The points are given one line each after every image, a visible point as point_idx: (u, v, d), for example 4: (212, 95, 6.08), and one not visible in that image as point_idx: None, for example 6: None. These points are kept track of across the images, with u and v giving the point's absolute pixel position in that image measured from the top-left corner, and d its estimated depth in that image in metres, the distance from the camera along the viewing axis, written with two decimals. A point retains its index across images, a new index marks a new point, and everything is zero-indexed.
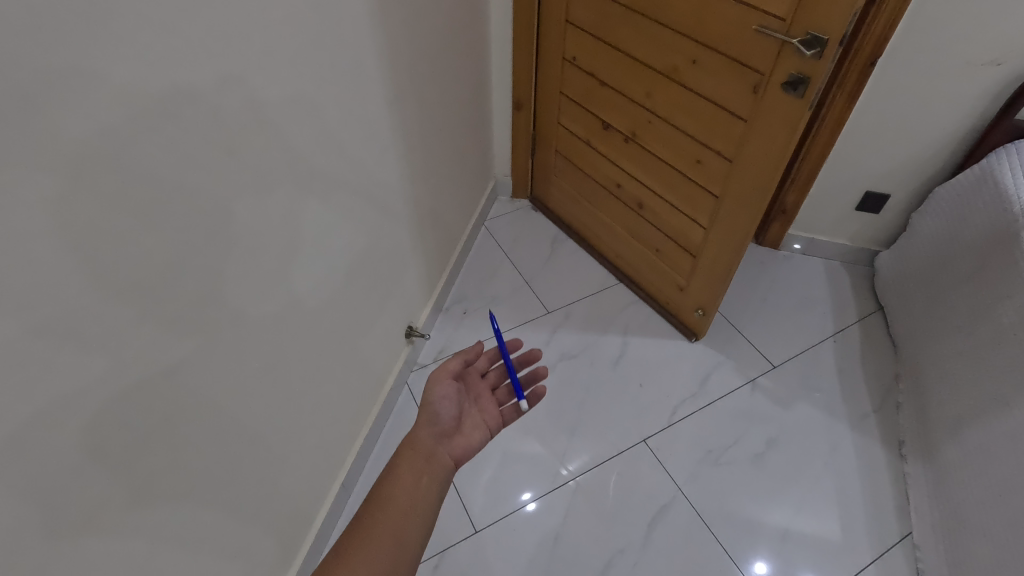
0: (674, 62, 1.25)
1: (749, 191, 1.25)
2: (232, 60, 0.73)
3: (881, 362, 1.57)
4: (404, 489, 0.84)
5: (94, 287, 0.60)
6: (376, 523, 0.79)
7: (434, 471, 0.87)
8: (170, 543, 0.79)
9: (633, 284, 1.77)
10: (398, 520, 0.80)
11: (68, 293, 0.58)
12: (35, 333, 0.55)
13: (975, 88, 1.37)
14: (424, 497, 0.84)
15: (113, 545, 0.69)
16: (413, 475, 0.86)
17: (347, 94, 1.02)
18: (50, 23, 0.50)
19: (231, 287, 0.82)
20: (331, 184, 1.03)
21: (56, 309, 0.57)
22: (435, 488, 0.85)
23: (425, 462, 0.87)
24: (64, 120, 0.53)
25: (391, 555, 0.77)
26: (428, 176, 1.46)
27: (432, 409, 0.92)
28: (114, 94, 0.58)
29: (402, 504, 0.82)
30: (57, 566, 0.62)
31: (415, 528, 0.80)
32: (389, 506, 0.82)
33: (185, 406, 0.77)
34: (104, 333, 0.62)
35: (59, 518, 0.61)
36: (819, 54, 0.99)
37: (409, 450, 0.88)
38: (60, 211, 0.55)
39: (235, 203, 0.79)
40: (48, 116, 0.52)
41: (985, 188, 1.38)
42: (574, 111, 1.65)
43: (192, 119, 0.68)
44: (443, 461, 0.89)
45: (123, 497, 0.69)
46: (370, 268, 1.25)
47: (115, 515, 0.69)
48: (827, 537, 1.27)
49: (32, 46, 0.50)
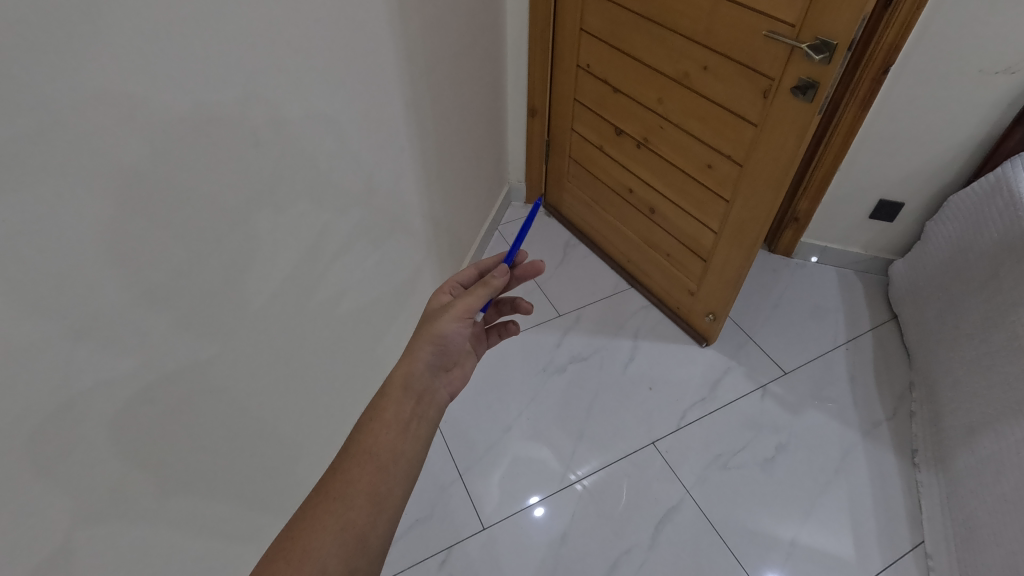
0: (685, 68, 1.28)
1: (759, 195, 1.25)
2: (256, 60, 0.77)
3: (894, 371, 1.56)
4: (387, 436, 0.78)
5: (108, 277, 0.62)
6: (349, 476, 0.73)
7: (423, 412, 0.83)
8: (184, 524, 0.81)
9: (645, 289, 1.78)
10: (375, 471, 0.74)
11: (80, 281, 0.59)
12: (46, 319, 0.57)
13: (990, 96, 1.37)
14: (408, 447, 0.78)
15: (134, 520, 0.72)
16: (396, 426, 0.79)
17: (366, 94, 1.05)
18: (83, 23, 0.54)
19: (256, 280, 0.86)
20: (351, 183, 1.06)
21: (73, 291, 0.59)
22: (421, 436, 0.80)
23: (414, 406, 0.81)
24: (99, 114, 0.57)
25: (366, 502, 0.72)
26: (444, 176, 1.49)
27: (442, 339, 0.83)
28: (128, 90, 0.60)
29: (380, 458, 0.76)
30: (74, 539, 0.65)
31: (395, 482, 0.75)
32: (364, 464, 0.74)
33: (207, 392, 0.80)
34: (114, 324, 0.64)
35: (67, 502, 0.63)
36: (829, 58, 1.00)
37: (398, 393, 0.81)
38: (96, 197, 0.59)
39: (260, 196, 0.83)
40: (83, 110, 0.56)
41: (1000, 195, 1.37)
42: (587, 117, 1.68)
43: (218, 114, 0.72)
44: (435, 399, 0.86)
45: (144, 472, 0.72)
46: (387, 267, 1.28)
47: (139, 493, 0.72)
48: (836, 546, 1.25)
49: (54, 46, 0.52)
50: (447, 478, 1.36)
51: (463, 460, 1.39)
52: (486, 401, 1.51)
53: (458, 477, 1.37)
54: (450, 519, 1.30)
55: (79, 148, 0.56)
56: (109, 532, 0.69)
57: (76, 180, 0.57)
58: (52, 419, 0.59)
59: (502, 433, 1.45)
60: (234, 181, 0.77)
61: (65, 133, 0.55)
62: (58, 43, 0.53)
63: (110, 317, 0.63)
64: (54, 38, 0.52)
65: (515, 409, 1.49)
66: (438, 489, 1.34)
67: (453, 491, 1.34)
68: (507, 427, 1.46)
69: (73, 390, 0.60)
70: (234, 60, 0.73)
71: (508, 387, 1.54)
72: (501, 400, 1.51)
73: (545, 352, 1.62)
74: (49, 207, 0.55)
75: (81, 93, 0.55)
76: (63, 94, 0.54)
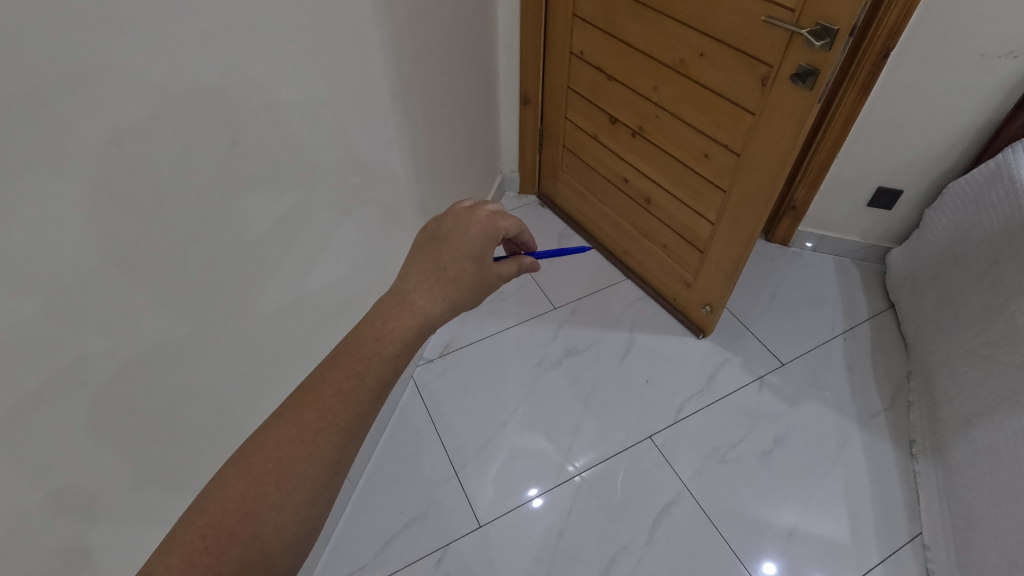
0: (681, 55, 1.24)
1: (757, 185, 1.23)
2: (237, 52, 0.73)
3: (892, 361, 1.55)
4: None
5: (73, 283, 0.59)
6: (332, 390, 0.60)
7: None
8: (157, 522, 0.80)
9: (641, 280, 1.76)
10: (359, 402, 0.60)
11: (46, 290, 0.57)
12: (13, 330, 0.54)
13: (990, 81, 1.34)
14: None
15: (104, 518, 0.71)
16: (396, 341, 0.64)
17: (354, 83, 1.01)
18: (50, 24, 0.51)
19: (236, 281, 0.83)
20: (338, 177, 1.03)
21: (38, 301, 0.56)
22: None
23: None
24: (70, 120, 0.55)
25: (349, 426, 0.59)
26: (434, 168, 1.45)
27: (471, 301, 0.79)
28: (96, 90, 0.57)
29: (371, 380, 0.61)
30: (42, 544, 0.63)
31: None
32: (354, 387, 0.60)
33: (183, 392, 0.78)
34: (87, 331, 0.62)
35: (37, 507, 0.61)
36: (829, 45, 0.97)
37: None
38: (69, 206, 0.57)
39: (241, 194, 0.80)
40: (54, 116, 0.53)
41: (1000, 182, 1.35)
42: (581, 106, 1.64)
43: (197, 112, 0.69)
44: None
45: (115, 473, 0.71)
46: (375, 260, 1.25)
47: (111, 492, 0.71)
48: (835, 537, 1.25)
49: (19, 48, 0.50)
50: (442, 475, 1.35)
51: (458, 457, 1.38)
52: (481, 396, 1.49)
53: (454, 474, 1.35)
54: (445, 517, 1.29)
55: (43, 151, 0.53)
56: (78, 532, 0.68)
57: (36, 184, 0.53)
58: (20, 430, 0.57)
59: (498, 428, 1.43)
60: (212, 178, 0.74)
61: (27, 136, 0.52)
62: (16, 38, 0.49)
63: (78, 325, 0.61)
64: (12, 34, 0.49)
65: (511, 403, 1.48)
66: (434, 486, 1.33)
67: (449, 488, 1.33)
68: (502, 421, 1.44)
69: (37, 404, 0.58)
70: (212, 52, 0.69)
71: (504, 381, 1.52)
72: (497, 395, 1.49)
73: (541, 345, 1.60)
74: (10, 217, 0.52)
75: (45, 92, 0.52)
76: (24, 92, 0.51)
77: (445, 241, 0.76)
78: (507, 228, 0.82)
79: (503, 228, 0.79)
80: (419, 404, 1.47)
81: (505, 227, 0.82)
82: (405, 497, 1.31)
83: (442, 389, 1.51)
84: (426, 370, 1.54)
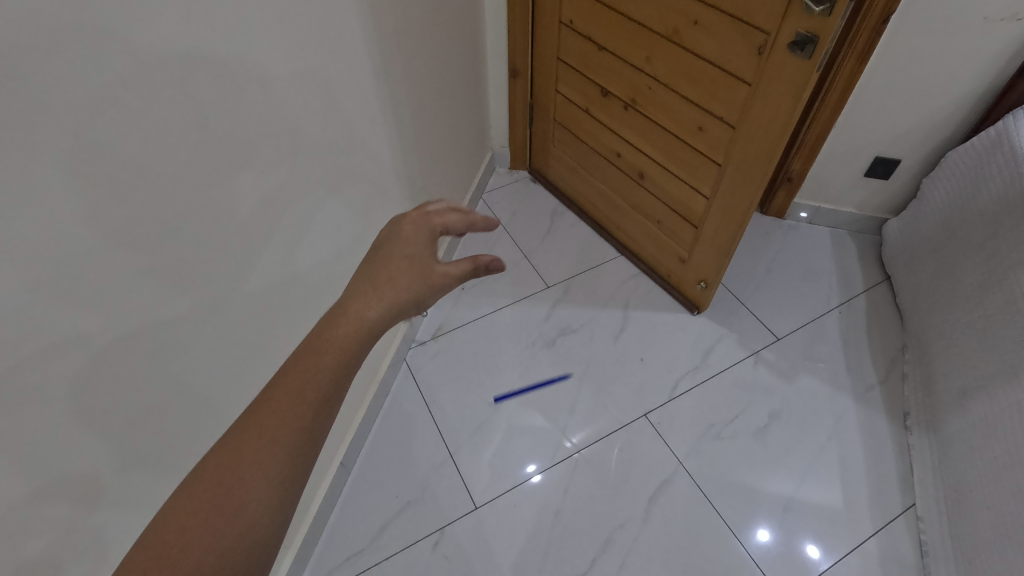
0: (674, 23, 1.20)
1: (753, 159, 1.20)
2: (211, 33, 0.69)
3: (888, 333, 1.55)
4: None
5: (41, 287, 0.56)
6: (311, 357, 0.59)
7: None
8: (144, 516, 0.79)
9: (635, 257, 1.74)
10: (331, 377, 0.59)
11: (13, 294, 0.54)
12: None
13: (994, 46, 1.30)
14: None
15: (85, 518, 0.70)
16: (382, 308, 0.64)
17: (339, 59, 0.97)
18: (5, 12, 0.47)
19: (218, 273, 0.80)
20: (324, 159, 1.00)
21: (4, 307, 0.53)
22: None
23: None
24: (28, 115, 0.51)
25: (328, 394, 0.58)
26: (421, 147, 1.41)
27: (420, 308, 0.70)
28: (55, 80, 0.53)
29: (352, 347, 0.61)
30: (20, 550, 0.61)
31: None
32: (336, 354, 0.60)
33: (165, 388, 0.76)
34: (60, 335, 0.59)
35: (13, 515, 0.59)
36: (829, 11, 0.93)
37: None
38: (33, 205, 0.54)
39: (219, 181, 0.76)
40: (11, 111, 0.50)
41: (1000, 151, 1.32)
42: (571, 78, 1.59)
43: (169, 98, 0.65)
44: None
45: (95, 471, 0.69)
46: (363, 243, 1.22)
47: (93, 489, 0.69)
48: (831, 507, 1.27)
49: None
50: (438, 458, 1.35)
51: (455, 440, 1.37)
52: (476, 377, 1.48)
53: (449, 456, 1.35)
54: (440, 499, 1.29)
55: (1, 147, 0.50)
56: (58, 535, 0.66)
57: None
58: None
59: (493, 409, 1.42)
60: (189, 167, 0.70)
61: None
62: None
63: (49, 330, 0.58)
64: None
65: (506, 384, 1.47)
66: (431, 469, 1.33)
67: (445, 471, 1.33)
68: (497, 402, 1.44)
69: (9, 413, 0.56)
70: (184, 33, 0.65)
71: (499, 362, 1.51)
72: (492, 375, 1.49)
73: (535, 325, 1.59)
74: None
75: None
76: None
77: (379, 248, 0.72)
78: (445, 223, 0.75)
79: (437, 224, 0.74)
80: (413, 387, 1.46)
81: (442, 221, 0.75)
82: (401, 481, 1.31)
83: (435, 371, 1.49)
84: (419, 352, 1.53)
